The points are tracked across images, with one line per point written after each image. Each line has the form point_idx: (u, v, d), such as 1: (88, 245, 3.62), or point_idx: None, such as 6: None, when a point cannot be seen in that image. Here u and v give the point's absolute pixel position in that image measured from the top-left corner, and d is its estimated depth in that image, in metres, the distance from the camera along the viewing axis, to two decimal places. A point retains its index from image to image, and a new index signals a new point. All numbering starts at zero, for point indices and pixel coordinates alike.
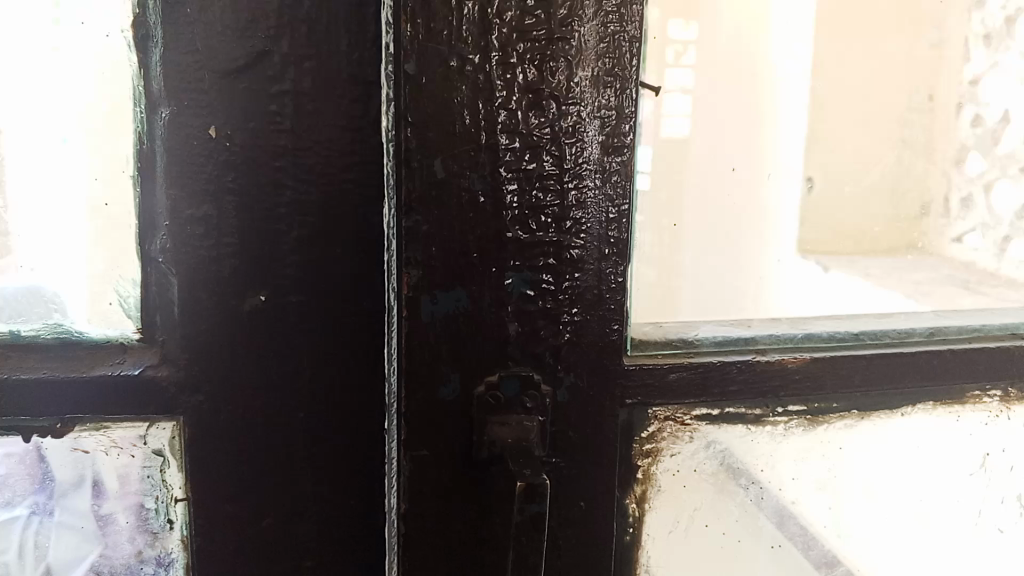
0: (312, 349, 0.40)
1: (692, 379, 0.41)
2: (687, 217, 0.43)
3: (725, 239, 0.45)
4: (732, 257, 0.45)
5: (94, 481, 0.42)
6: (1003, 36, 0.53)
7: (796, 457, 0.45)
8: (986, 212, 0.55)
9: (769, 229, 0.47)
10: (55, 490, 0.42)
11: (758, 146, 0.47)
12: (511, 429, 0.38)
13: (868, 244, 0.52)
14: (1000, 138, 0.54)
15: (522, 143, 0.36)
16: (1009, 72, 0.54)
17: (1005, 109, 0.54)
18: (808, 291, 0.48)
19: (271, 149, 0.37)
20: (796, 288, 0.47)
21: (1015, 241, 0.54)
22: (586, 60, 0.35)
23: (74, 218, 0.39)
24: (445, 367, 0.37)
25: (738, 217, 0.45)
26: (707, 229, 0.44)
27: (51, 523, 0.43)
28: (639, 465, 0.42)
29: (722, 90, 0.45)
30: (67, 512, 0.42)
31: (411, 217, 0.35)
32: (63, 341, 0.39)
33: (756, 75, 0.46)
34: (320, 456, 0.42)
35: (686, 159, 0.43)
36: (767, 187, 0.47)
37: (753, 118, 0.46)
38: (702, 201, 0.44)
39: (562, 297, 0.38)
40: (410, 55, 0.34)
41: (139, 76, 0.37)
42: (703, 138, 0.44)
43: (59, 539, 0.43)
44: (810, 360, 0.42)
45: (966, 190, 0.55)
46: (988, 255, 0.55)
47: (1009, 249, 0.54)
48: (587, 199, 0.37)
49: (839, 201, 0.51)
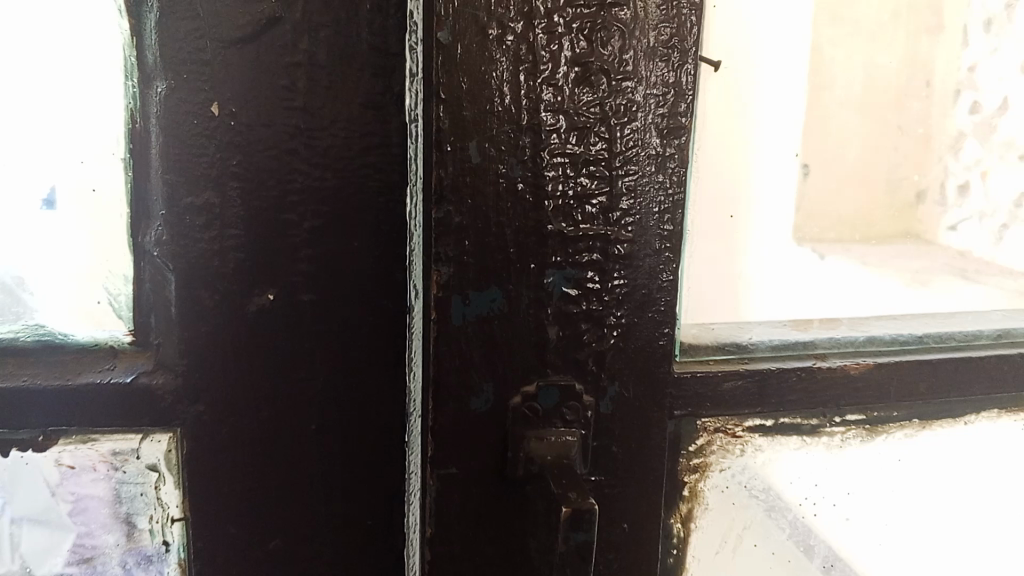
0: (327, 354, 0.36)
1: (747, 388, 0.37)
2: (735, 210, 0.39)
3: (757, 240, 0.40)
4: (780, 253, 0.41)
5: (76, 493, 0.37)
6: (1003, 21, 0.48)
7: (854, 471, 0.42)
8: (982, 200, 0.50)
9: (784, 226, 0.42)
10: (32, 497, 0.37)
11: (782, 139, 0.42)
12: (550, 446, 0.34)
13: (884, 235, 0.47)
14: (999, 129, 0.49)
15: (568, 123, 0.31)
16: (1008, 57, 0.49)
17: (1003, 97, 0.49)
18: (837, 292, 0.42)
19: (282, 130, 0.33)
20: (828, 290, 0.42)
21: (1014, 229, 0.50)
22: (643, 30, 0.31)
23: (57, 206, 0.34)
24: (477, 376, 0.33)
25: (761, 215, 0.41)
26: (755, 222, 0.40)
27: (25, 527, 0.38)
28: (686, 482, 0.39)
29: (762, 71, 0.40)
30: (41, 515, 0.38)
31: (442, 207, 0.31)
32: (44, 344, 0.35)
33: (784, 54, 0.40)
34: (334, 472, 0.38)
35: (728, 147, 0.39)
36: (786, 175, 0.42)
37: (789, 104, 0.41)
38: (747, 189, 0.40)
39: (609, 298, 0.34)
40: (444, 22, 0.29)
41: (131, 45, 0.32)
42: (752, 122, 0.40)
43: (32, 545, 0.38)
44: (874, 366, 0.38)
45: (962, 176, 0.50)
46: (986, 241, 0.50)
47: (1008, 237, 0.50)
48: (639, 187, 0.33)
49: (840, 194, 0.44)
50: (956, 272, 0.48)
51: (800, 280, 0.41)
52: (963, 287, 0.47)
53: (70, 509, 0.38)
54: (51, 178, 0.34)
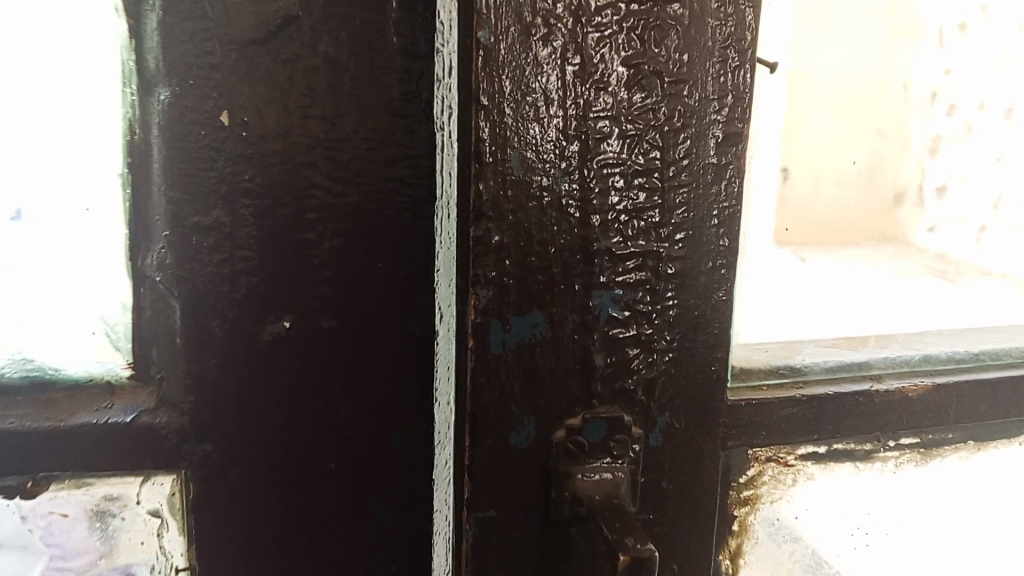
0: (347, 386, 0.33)
1: (803, 415, 0.35)
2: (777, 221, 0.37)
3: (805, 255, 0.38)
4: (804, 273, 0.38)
5: (54, 531, 0.33)
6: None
7: (907, 496, 0.39)
8: (960, 201, 0.43)
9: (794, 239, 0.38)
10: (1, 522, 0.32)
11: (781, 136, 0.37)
12: (599, 484, 0.31)
13: (858, 244, 0.40)
14: (973, 131, 0.43)
15: (619, 130, 0.28)
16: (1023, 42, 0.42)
17: (948, 107, 0.43)
18: (857, 292, 0.40)
19: (300, 142, 0.30)
20: (842, 287, 0.39)
21: (990, 231, 0.44)
22: (700, 27, 0.29)
23: (33, 225, 0.30)
24: (519, 410, 0.30)
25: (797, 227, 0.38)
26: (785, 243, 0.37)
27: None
28: (736, 516, 0.36)
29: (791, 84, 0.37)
30: (10, 541, 0.32)
31: (481, 225, 0.28)
32: (33, 382, 0.31)
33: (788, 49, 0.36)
34: (356, 515, 0.34)
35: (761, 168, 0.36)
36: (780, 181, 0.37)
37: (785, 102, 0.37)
38: (761, 204, 0.36)
39: (660, 320, 0.31)
40: (486, 20, 0.26)
41: (129, 49, 0.29)
42: (771, 134, 0.36)
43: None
44: (933, 388, 0.36)
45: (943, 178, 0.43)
46: (968, 243, 0.44)
47: (983, 240, 0.44)
48: (694, 200, 0.30)
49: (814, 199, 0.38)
50: (934, 272, 0.43)
51: (815, 282, 0.38)
52: (957, 293, 0.43)
53: (43, 539, 0.33)
54: (25, 195, 0.30)
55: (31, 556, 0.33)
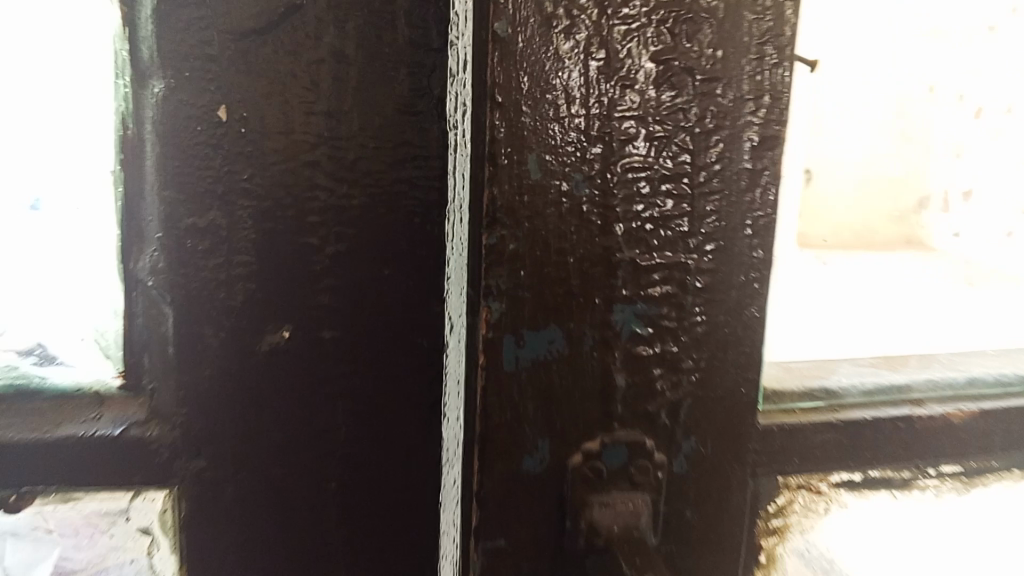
0: (349, 400, 0.31)
1: (838, 441, 0.32)
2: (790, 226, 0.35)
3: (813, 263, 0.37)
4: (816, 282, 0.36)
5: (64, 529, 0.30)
6: None
7: (945, 527, 0.37)
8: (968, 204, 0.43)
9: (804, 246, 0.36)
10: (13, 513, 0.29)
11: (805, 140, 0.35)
12: (617, 514, 0.28)
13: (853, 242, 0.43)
14: (1001, 135, 0.41)
15: (646, 132, 0.26)
16: None
17: (973, 110, 0.42)
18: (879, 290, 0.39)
19: (302, 140, 0.28)
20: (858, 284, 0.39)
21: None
22: (736, 21, 0.27)
23: (15, 227, 0.28)
24: (532, 432, 0.28)
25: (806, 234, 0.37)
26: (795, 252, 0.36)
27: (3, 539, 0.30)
28: (764, 546, 0.34)
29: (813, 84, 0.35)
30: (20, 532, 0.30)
31: (495, 232, 0.26)
32: (17, 391, 0.29)
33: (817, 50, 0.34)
34: (357, 537, 0.32)
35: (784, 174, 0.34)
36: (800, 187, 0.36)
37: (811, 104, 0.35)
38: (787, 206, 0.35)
39: (686, 338, 0.28)
40: (503, 9, 0.24)
41: (123, 37, 0.27)
42: (802, 137, 0.35)
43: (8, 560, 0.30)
44: (978, 413, 0.34)
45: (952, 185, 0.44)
46: (994, 245, 0.42)
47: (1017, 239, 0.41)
48: (726, 208, 0.28)
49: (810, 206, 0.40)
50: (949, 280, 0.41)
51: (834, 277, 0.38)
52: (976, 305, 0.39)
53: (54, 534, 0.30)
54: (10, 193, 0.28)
55: (44, 546, 0.31)
